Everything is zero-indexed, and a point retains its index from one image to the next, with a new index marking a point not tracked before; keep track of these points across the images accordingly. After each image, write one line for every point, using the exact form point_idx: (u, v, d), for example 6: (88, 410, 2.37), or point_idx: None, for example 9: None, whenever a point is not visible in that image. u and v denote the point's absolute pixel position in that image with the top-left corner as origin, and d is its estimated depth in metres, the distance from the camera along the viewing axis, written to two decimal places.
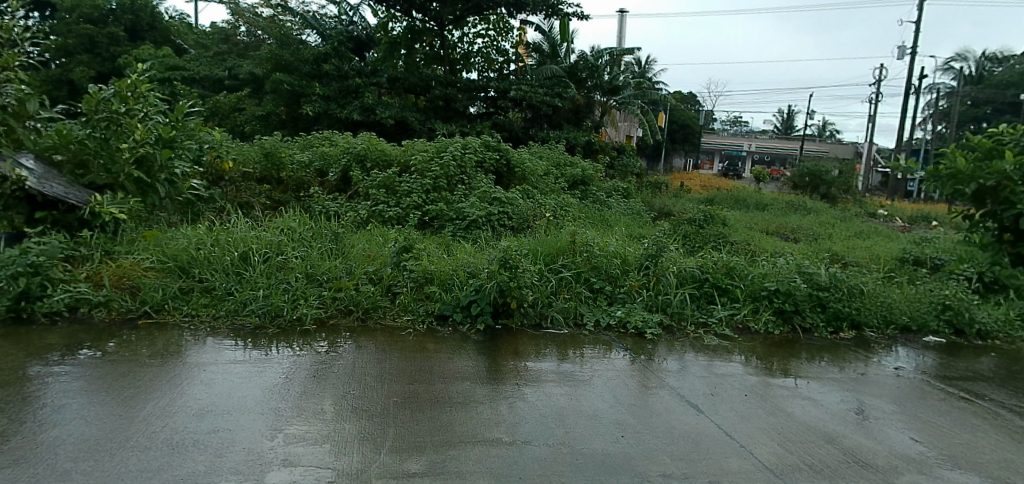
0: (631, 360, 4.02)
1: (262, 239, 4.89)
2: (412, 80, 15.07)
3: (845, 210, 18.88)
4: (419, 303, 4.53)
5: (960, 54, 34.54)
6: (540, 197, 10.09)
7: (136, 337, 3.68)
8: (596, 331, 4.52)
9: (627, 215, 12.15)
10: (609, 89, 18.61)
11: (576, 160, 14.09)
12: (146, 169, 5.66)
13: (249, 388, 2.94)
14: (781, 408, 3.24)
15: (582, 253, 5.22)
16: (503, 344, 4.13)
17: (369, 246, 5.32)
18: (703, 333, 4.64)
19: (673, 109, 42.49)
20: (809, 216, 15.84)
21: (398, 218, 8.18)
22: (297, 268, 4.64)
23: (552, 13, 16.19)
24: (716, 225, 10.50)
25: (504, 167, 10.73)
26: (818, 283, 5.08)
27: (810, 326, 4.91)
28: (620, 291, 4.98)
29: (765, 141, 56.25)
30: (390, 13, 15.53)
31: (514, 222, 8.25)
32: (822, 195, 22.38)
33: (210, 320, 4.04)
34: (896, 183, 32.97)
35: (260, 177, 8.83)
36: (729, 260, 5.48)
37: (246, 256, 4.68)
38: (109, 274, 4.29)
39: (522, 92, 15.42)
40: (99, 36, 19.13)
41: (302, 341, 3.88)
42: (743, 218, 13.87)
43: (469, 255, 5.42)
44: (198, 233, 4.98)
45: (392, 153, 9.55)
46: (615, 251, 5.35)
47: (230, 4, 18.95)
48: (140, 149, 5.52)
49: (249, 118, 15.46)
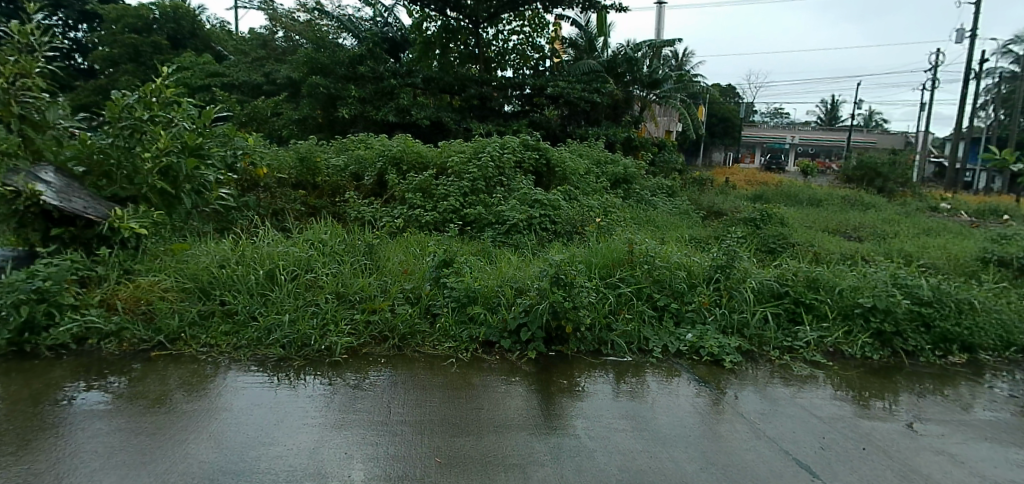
0: (710, 397, 3.43)
1: (289, 254, 4.47)
2: (446, 80, 14.66)
3: (905, 204, 17.69)
4: (462, 327, 4.02)
5: (1020, 36, 32.22)
6: (583, 198, 9.52)
7: (148, 374, 3.29)
8: (664, 358, 3.93)
9: (673, 215, 11.48)
10: (649, 83, 17.92)
11: (618, 157, 13.47)
12: (173, 180, 5.30)
13: (263, 451, 2.49)
14: (916, 471, 2.62)
15: (642, 265, 4.64)
16: (558, 377, 3.60)
17: (406, 260, 4.90)
18: (790, 360, 4.00)
19: (712, 103, 41.16)
20: (867, 212, 14.82)
21: (436, 223, 7.73)
22: (328, 287, 4.21)
23: (589, 6, 15.59)
24: (773, 225, 9.75)
25: (544, 167, 10.23)
26: (918, 297, 4.40)
27: (913, 349, 4.21)
28: (687, 309, 4.37)
29: (808, 133, 54.16)
30: (424, 13, 15.04)
31: (559, 227, 7.72)
32: (878, 188, 21.10)
33: (230, 351, 3.61)
34: (952, 174, 31.10)
35: (296, 183, 8.50)
36: (810, 270, 4.83)
37: (272, 275, 4.26)
38: (124, 298, 3.93)
39: (559, 88, 14.82)
40: (143, 45, 19.32)
41: (332, 376, 3.42)
42: (798, 215, 12.99)
43: (516, 269, 4.92)
44: (222, 248, 4.61)
45: (429, 154, 9.12)
46: (678, 262, 4.77)
47: (267, 10, 18.94)
48: (163, 158, 5.14)
49: (285, 122, 15.14)
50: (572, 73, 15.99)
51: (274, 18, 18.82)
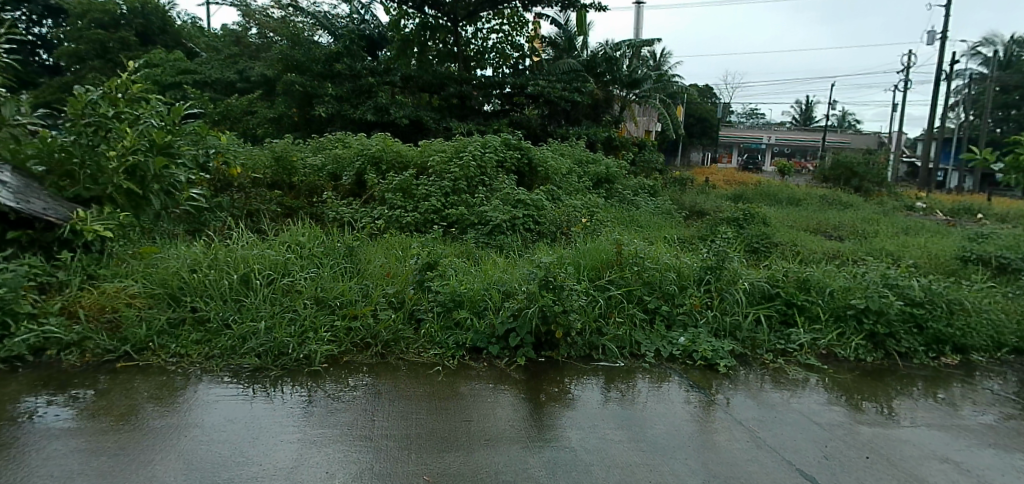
0: (707, 403, 3.31)
1: (265, 258, 4.28)
2: (425, 78, 14.48)
3: (880, 203, 17.93)
4: (448, 333, 3.86)
5: (987, 38, 32.95)
6: (566, 198, 9.41)
7: (110, 388, 3.06)
8: (657, 363, 3.81)
9: (655, 215, 11.43)
10: (628, 83, 17.90)
11: (599, 157, 13.40)
12: (140, 180, 5.00)
13: (237, 473, 2.29)
14: (922, 480, 2.53)
15: (632, 267, 4.53)
16: (548, 384, 3.46)
17: (387, 263, 4.73)
18: (784, 364, 3.92)
19: (690, 104, 41.43)
20: (844, 211, 14.96)
21: (417, 224, 7.55)
22: (307, 291, 4.02)
23: (568, 5, 15.46)
24: (755, 225, 9.76)
25: (526, 166, 10.10)
26: (910, 298, 4.36)
27: (906, 351, 4.17)
28: (679, 312, 4.27)
29: (783, 133, 54.90)
30: (402, 10, 14.71)
31: (543, 227, 7.60)
32: (854, 188, 21.39)
33: (202, 361, 3.40)
34: (924, 174, 31.69)
35: (271, 183, 8.23)
36: (800, 270, 4.77)
37: (248, 279, 4.06)
38: (87, 305, 3.68)
39: (539, 87, 14.71)
40: (111, 41, 18.73)
41: (311, 387, 3.23)
42: (778, 214, 13.06)
43: (503, 271, 4.78)
44: (193, 252, 4.39)
45: (409, 153, 8.92)
46: (668, 263, 4.67)
47: (241, 6, 18.51)
48: (129, 157, 4.87)
49: (261, 121, 14.79)
50: (552, 72, 15.88)
51: (247, 14, 18.39)
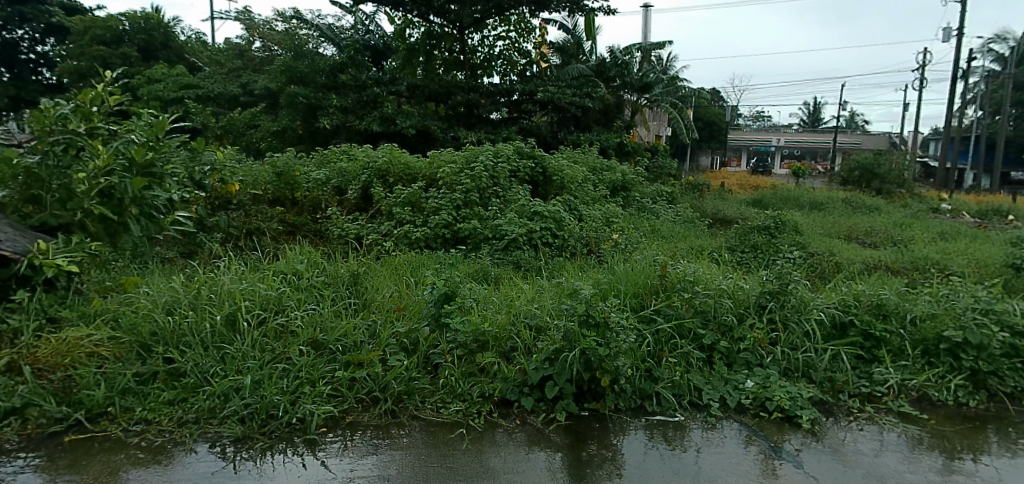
0: (796, 475, 2.66)
1: (255, 294, 3.71)
2: (432, 87, 13.97)
3: (906, 206, 17.13)
4: (471, 382, 3.25)
5: (1002, 34, 32.03)
6: (584, 208, 8.77)
7: (54, 474, 2.48)
8: (723, 415, 3.17)
9: (677, 224, 10.78)
10: (639, 87, 17.36)
11: (614, 163, 12.80)
12: (116, 206, 4.40)
13: None
14: None
15: (680, 294, 3.89)
16: (594, 448, 2.84)
17: (398, 294, 4.16)
18: (875, 413, 3.26)
19: (700, 108, 40.72)
20: (873, 216, 14.20)
21: (427, 240, 6.96)
22: (305, 333, 3.43)
23: (576, 9, 14.82)
24: (787, 234, 9.07)
25: (540, 176, 9.52)
26: (1012, 327, 3.68)
27: (1014, 391, 3.50)
28: (739, 348, 3.63)
29: (794, 135, 54.04)
30: (407, 19, 14.50)
31: (564, 242, 6.97)
32: (876, 190, 20.58)
33: (172, 430, 2.80)
34: (942, 175, 30.76)
35: (274, 198, 7.67)
36: (874, 293, 4.11)
37: (233, 319, 3.49)
38: (40, 359, 3.12)
39: (549, 93, 14.12)
40: (113, 57, 18.45)
41: (304, 465, 2.61)
42: (805, 220, 12.34)
43: (530, 303, 4.16)
44: (173, 286, 3.82)
45: (417, 165, 8.33)
46: (722, 287, 4.04)
47: (244, 19, 18.15)
48: (102, 179, 4.27)
49: (264, 134, 14.31)
50: (562, 79, 15.27)
51: (250, 27, 18.00)
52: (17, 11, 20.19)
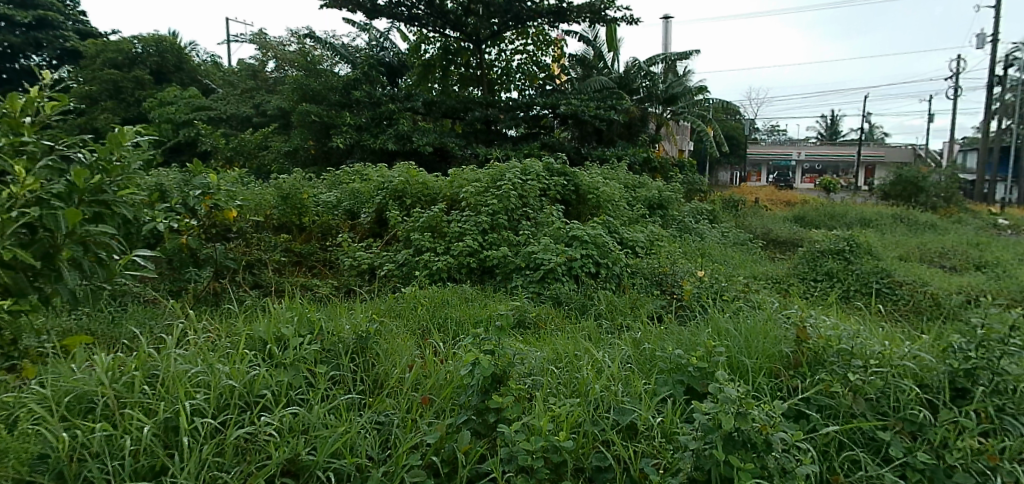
0: None
1: (212, 383, 2.50)
2: (448, 103, 12.94)
3: (962, 222, 15.59)
4: None
5: None
6: (626, 230, 7.46)
7: None
8: None
9: (727, 247, 9.46)
10: (665, 99, 16.00)
11: (647, 180, 11.56)
12: (41, 248, 2.93)
13: None
14: None
15: (837, 372, 2.65)
16: None
17: (422, 369, 2.96)
18: None
19: (722, 124, 39.31)
20: (936, 234, 12.68)
21: (449, 272, 5.74)
22: (283, 451, 2.24)
23: (597, 19, 13.45)
24: (866, 258, 7.64)
25: (573, 194, 8.30)
26: None
27: None
28: (953, 467, 2.36)
29: (816, 148, 52.25)
30: (422, 33, 13.40)
31: (611, 274, 5.68)
32: (922, 205, 18.95)
33: None
34: (978, 188, 28.95)
35: (278, 225, 6.50)
36: None
37: (178, 426, 2.30)
38: None
39: (573, 106, 12.84)
40: (124, 81, 17.59)
41: None
42: (866, 239, 10.88)
43: (616, 380, 2.91)
44: (102, 366, 2.57)
45: (436, 184, 7.16)
46: (893, 360, 2.78)
47: (258, 40, 17.31)
48: (19, 212, 2.81)
49: (275, 155, 13.26)
50: (584, 91, 14.08)
51: (264, 47, 17.11)
52: (32, 36, 19.47)
